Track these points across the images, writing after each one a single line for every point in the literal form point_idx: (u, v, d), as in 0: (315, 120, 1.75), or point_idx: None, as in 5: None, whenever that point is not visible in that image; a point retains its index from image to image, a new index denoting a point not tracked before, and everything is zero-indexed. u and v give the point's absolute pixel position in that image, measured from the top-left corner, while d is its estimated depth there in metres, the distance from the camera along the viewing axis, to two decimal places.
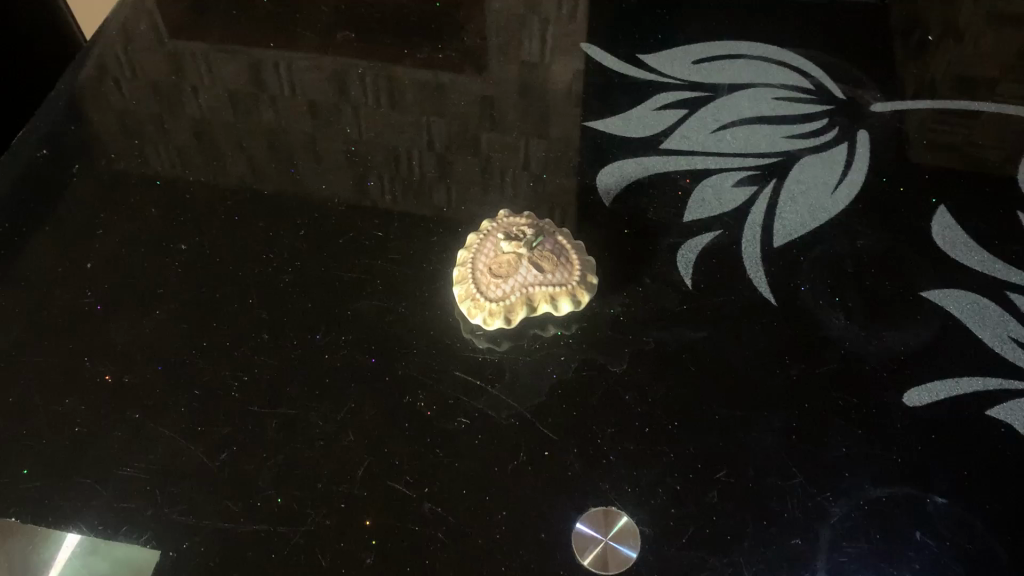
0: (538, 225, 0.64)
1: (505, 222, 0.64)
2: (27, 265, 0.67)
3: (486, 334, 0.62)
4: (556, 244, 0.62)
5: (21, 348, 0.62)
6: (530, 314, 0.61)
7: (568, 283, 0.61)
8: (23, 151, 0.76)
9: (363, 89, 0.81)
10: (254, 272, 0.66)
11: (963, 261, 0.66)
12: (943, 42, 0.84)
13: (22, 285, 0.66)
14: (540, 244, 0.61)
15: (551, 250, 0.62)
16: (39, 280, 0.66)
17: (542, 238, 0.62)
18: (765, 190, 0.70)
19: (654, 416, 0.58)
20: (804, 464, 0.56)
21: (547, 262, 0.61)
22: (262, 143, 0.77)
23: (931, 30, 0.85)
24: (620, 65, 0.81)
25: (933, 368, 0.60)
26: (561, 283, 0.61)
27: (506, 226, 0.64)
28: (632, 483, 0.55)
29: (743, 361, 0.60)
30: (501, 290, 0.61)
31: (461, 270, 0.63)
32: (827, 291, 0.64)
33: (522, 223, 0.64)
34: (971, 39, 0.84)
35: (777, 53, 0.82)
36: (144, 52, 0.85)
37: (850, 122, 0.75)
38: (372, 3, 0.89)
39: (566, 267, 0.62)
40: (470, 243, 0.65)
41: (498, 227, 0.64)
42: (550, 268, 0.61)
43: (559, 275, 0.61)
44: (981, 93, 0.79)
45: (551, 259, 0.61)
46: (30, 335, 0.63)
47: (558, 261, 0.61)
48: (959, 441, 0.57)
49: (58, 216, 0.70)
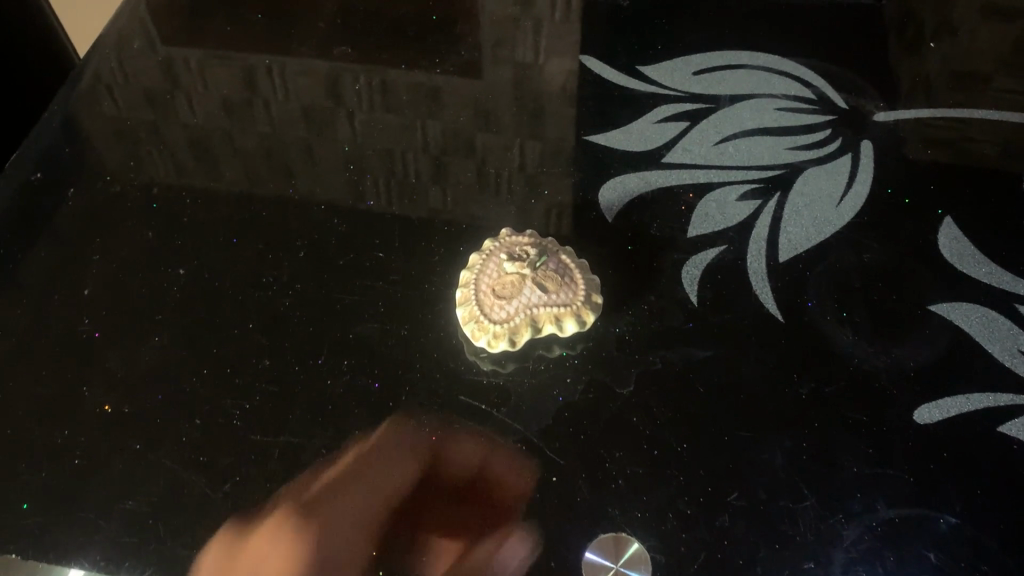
0: (541, 245, 0.64)
1: (507, 241, 0.64)
2: (22, 291, 0.66)
3: (491, 355, 0.61)
4: (560, 264, 0.62)
5: (18, 378, 0.61)
6: (535, 336, 0.61)
7: (573, 303, 0.61)
8: (16, 172, 0.74)
9: (360, 105, 0.80)
10: (254, 295, 0.65)
11: (971, 274, 0.65)
12: (946, 48, 0.83)
13: (18, 313, 0.65)
14: (543, 264, 0.61)
15: (554, 270, 0.61)
16: (35, 307, 0.65)
17: (545, 258, 0.62)
18: (769, 204, 0.69)
19: (663, 439, 0.57)
20: (815, 486, 0.55)
21: (551, 283, 0.61)
22: (259, 162, 0.76)
23: (933, 36, 0.84)
24: (619, 76, 0.80)
25: (942, 384, 0.59)
26: (566, 303, 0.61)
27: (507, 247, 0.64)
28: (642, 508, 0.54)
29: (750, 379, 0.59)
30: (506, 311, 0.60)
31: (464, 292, 0.63)
32: (834, 307, 0.63)
33: (524, 244, 0.64)
34: (973, 44, 0.84)
35: (778, 62, 0.81)
36: (139, 71, 0.84)
37: (853, 132, 0.75)
38: (368, 16, 0.87)
39: (570, 287, 0.61)
40: (472, 263, 0.65)
41: (500, 248, 0.64)
42: (555, 288, 0.61)
43: (564, 295, 0.61)
44: (984, 99, 0.78)
45: (555, 279, 0.61)
46: (27, 364, 0.62)
47: (562, 281, 0.61)
48: (971, 459, 0.56)
49: (53, 240, 0.69)
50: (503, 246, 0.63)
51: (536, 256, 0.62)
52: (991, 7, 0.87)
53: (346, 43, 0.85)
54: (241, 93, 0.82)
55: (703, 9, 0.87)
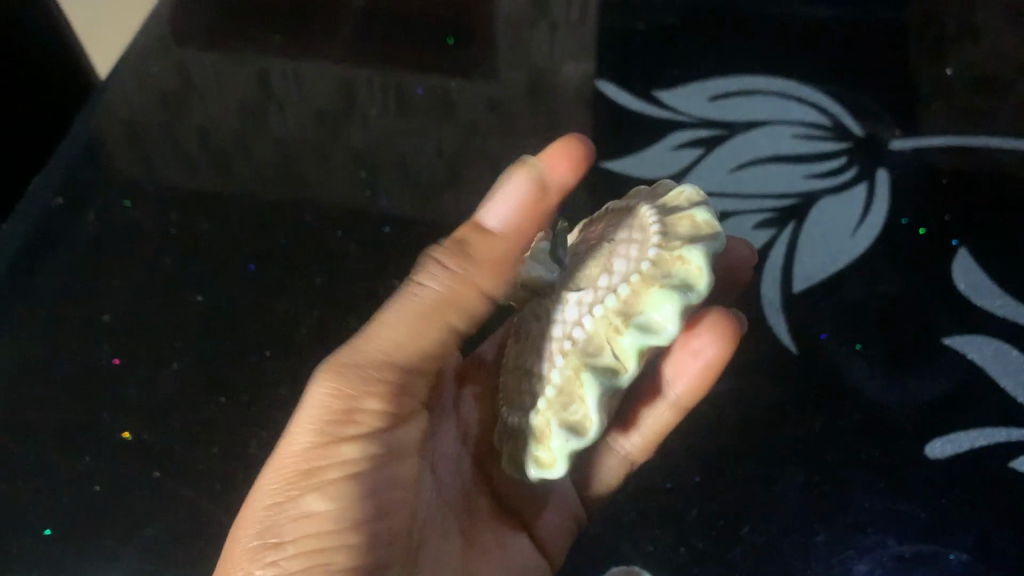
0: (571, 386, 0.45)
1: (614, 277, 0.46)
2: (45, 322, 0.68)
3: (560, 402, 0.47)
4: (568, 425, 0.45)
5: (43, 407, 0.63)
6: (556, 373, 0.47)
7: (510, 414, 0.50)
8: (39, 199, 0.76)
9: (376, 123, 0.80)
10: (272, 321, 0.66)
11: (985, 306, 0.65)
12: (968, 61, 0.81)
13: (43, 342, 0.66)
14: (548, 396, 0.47)
15: (540, 352, 0.48)
16: (58, 336, 0.66)
17: (544, 337, 0.48)
18: (784, 233, 0.69)
19: (677, 473, 0.58)
20: (827, 522, 0.56)
21: (542, 425, 0.47)
22: (275, 179, 0.76)
23: (957, 46, 0.82)
24: (636, 102, 0.79)
25: (956, 419, 0.60)
26: (518, 440, 0.49)
27: (601, 318, 0.45)
28: (653, 543, 0.56)
29: (763, 413, 0.60)
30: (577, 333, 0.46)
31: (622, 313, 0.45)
32: (848, 339, 0.64)
33: (573, 335, 0.46)
34: (999, 55, 0.82)
35: (794, 87, 0.79)
36: (157, 91, 0.85)
37: (868, 160, 0.74)
38: (384, 30, 0.87)
39: (541, 428, 0.47)
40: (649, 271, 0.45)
41: (606, 293, 0.46)
42: (525, 379, 0.49)
43: (514, 422, 0.50)
44: (1011, 112, 0.77)
45: (534, 353, 0.49)
46: (53, 392, 0.63)
47: (535, 339, 0.49)
48: (982, 496, 0.57)
49: (76, 268, 0.71)
50: (594, 281, 0.47)
51: (557, 356, 0.47)
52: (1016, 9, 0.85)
53: (365, 55, 0.85)
54: (257, 109, 0.82)
55: (723, 18, 0.85)
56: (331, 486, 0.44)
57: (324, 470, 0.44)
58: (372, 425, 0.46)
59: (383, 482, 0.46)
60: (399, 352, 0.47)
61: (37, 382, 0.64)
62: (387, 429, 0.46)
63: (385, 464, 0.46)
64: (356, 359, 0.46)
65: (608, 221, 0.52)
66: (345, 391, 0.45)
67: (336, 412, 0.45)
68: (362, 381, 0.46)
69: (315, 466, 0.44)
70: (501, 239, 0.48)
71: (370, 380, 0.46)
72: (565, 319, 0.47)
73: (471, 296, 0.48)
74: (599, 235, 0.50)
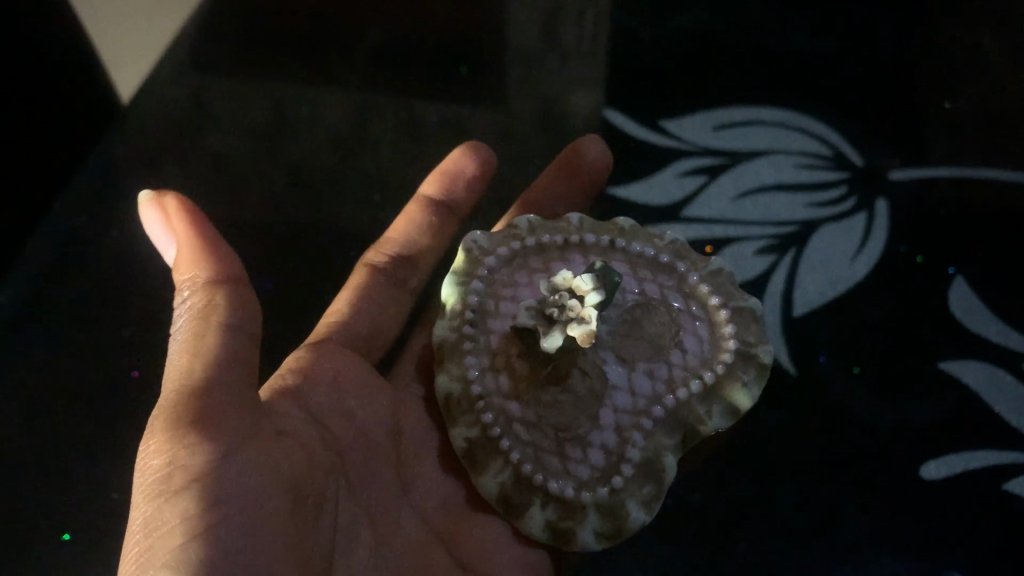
0: (652, 467, 0.49)
1: (691, 361, 0.51)
2: (78, 344, 0.71)
3: (600, 470, 0.49)
4: (641, 504, 0.49)
5: (71, 419, 0.67)
6: (614, 444, 0.49)
7: (543, 477, 0.49)
8: (64, 216, 0.78)
9: (389, 145, 0.82)
10: (295, 348, 0.69)
11: (979, 332, 0.68)
12: (966, 89, 0.83)
13: (72, 359, 0.70)
14: (626, 475, 0.49)
15: (596, 421, 0.49)
16: (92, 357, 0.70)
17: (600, 404, 0.49)
18: (784, 259, 0.71)
19: (678, 490, 0.60)
20: (822, 539, 0.59)
21: (610, 503, 0.48)
22: (291, 200, 0.79)
23: (956, 76, 0.84)
24: (642, 132, 0.80)
25: (949, 443, 0.63)
26: (562, 511, 0.48)
27: (688, 402, 0.50)
28: (654, 555, 0.58)
29: (763, 435, 0.63)
30: (650, 405, 0.50)
31: (693, 402, 0.50)
32: (844, 363, 0.66)
33: (657, 413, 0.50)
34: (997, 84, 0.84)
35: (797, 118, 0.81)
36: (178, 111, 0.87)
37: (869, 189, 0.76)
38: (396, 53, 0.90)
39: (610, 508, 0.48)
40: (722, 370, 0.51)
41: (691, 379, 0.51)
42: (566, 443, 0.49)
43: (561, 491, 0.48)
44: (1010, 141, 0.79)
45: (585, 419, 0.49)
46: (81, 406, 0.67)
47: (583, 402, 0.49)
48: (971, 518, 0.60)
49: (105, 290, 0.74)
50: (668, 358, 0.51)
51: (636, 436, 0.49)
52: (1015, 38, 0.86)
53: (381, 79, 0.88)
54: (276, 133, 0.85)
55: (728, 49, 0.87)
56: (171, 540, 0.38)
57: (161, 529, 0.39)
58: (202, 462, 0.40)
59: (226, 479, 0.40)
60: (210, 372, 0.44)
61: (75, 402, 0.67)
62: (220, 465, 0.40)
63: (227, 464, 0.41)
64: (166, 404, 0.43)
65: (622, 263, 0.55)
66: (168, 436, 0.41)
67: (162, 464, 0.41)
68: (178, 417, 0.42)
69: (154, 529, 0.39)
70: (200, 241, 0.49)
71: (196, 414, 0.42)
72: (634, 392, 0.50)
73: (238, 289, 0.48)
74: (632, 292, 0.53)
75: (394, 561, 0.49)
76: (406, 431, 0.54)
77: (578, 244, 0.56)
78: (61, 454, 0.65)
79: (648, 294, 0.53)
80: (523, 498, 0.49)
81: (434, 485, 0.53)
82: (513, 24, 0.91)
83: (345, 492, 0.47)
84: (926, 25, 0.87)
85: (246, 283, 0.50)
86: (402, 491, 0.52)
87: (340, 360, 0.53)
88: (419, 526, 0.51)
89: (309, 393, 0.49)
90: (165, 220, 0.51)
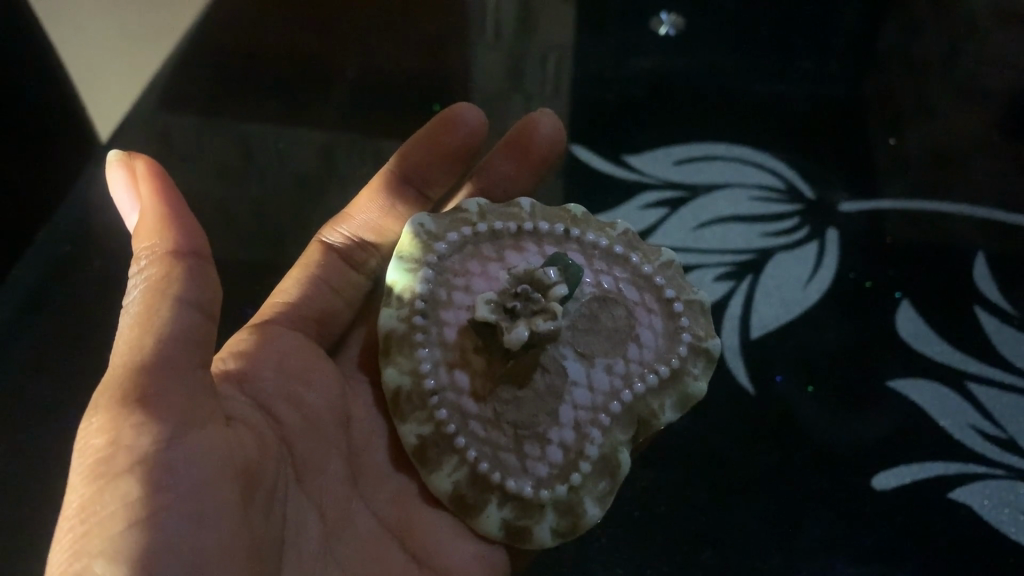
0: (607, 462, 0.52)
1: (646, 356, 0.54)
2: (59, 374, 0.73)
3: (558, 467, 0.51)
4: (596, 499, 0.52)
5: (51, 445, 0.69)
6: (571, 442, 0.51)
7: (501, 476, 0.51)
8: (47, 247, 0.80)
9: (360, 177, 0.86)
10: None
11: (925, 352, 0.72)
12: (906, 129, 0.89)
13: (55, 385, 0.72)
14: (584, 472, 0.51)
15: (556, 418, 0.51)
16: (77, 388, 0.72)
17: (560, 401, 0.51)
18: (742, 285, 0.75)
19: (643, 501, 0.63)
20: (781, 546, 0.62)
21: (568, 500, 0.51)
22: (268, 231, 0.82)
23: (894, 116, 0.90)
24: (606, 166, 0.84)
25: (900, 455, 0.67)
26: (519, 510, 0.51)
27: (643, 396, 0.53)
28: (623, 565, 0.61)
29: (723, 450, 0.66)
30: (609, 399, 0.52)
31: (648, 397, 0.54)
32: (799, 381, 0.70)
33: (614, 408, 0.52)
34: (934, 124, 0.89)
35: (750, 154, 0.86)
36: (155, 145, 0.90)
37: (819, 221, 0.80)
38: (365, 90, 0.93)
39: (568, 505, 0.51)
40: (675, 368, 0.54)
41: (647, 373, 0.54)
42: (525, 440, 0.51)
43: (520, 489, 0.50)
44: (950, 177, 0.84)
45: (544, 417, 0.51)
46: (59, 431, 0.69)
47: (542, 397, 0.51)
48: (918, 525, 0.63)
49: (88, 323, 0.75)
50: (626, 353, 0.53)
51: (595, 432, 0.52)
52: (948, 85, 0.93)
53: (353, 115, 0.91)
54: (252, 166, 0.88)
55: (687, 89, 0.92)
56: (111, 525, 0.38)
57: (100, 514, 0.38)
58: (146, 444, 0.40)
59: (171, 464, 0.40)
60: (158, 353, 0.42)
61: (63, 432, 0.69)
62: (167, 448, 0.40)
63: (172, 447, 0.40)
64: (110, 379, 0.42)
65: (577, 253, 0.56)
66: (111, 414, 0.40)
67: (103, 444, 0.40)
68: (123, 393, 0.41)
69: (92, 513, 0.39)
70: (165, 207, 0.46)
71: (140, 392, 0.41)
72: (592, 387, 0.52)
73: (200, 264, 0.46)
74: (588, 285, 0.54)
75: (343, 554, 0.50)
76: (359, 420, 0.55)
77: (532, 231, 0.57)
78: (43, 481, 0.67)
79: (603, 286, 0.55)
80: (479, 497, 0.51)
81: (383, 482, 0.53)
82: (478, 68, 0.95)
83: (292, 485, 0.49)
84: (870, 71, 0.94)
85: (210, 256, 0.47)
86: (353, 480, 0.52)
87: (286, 342, 0.54)
88: (371, 522, 0.52)
89: (254, 378, 0.50)
90: (130, 183, 0.48)
